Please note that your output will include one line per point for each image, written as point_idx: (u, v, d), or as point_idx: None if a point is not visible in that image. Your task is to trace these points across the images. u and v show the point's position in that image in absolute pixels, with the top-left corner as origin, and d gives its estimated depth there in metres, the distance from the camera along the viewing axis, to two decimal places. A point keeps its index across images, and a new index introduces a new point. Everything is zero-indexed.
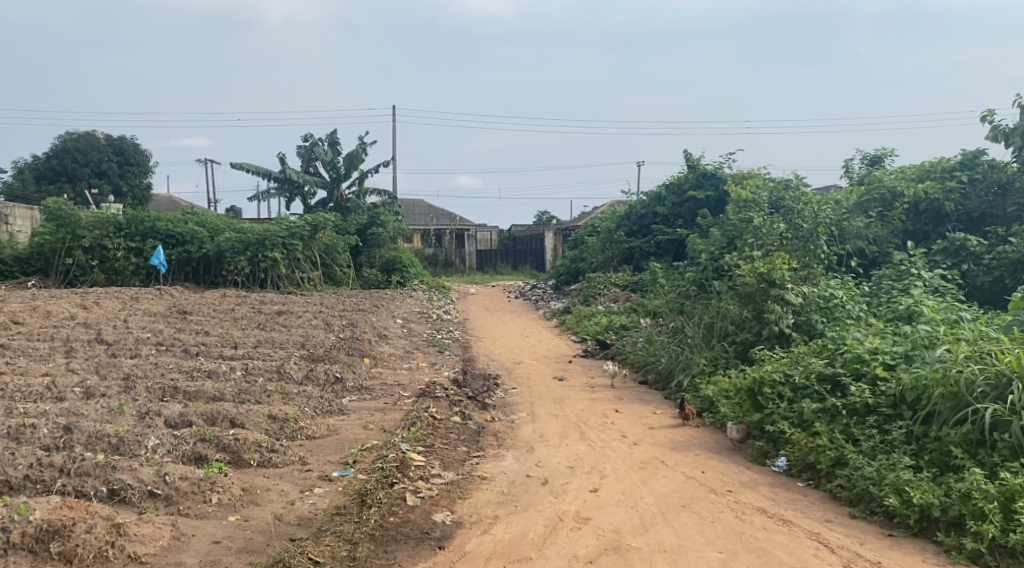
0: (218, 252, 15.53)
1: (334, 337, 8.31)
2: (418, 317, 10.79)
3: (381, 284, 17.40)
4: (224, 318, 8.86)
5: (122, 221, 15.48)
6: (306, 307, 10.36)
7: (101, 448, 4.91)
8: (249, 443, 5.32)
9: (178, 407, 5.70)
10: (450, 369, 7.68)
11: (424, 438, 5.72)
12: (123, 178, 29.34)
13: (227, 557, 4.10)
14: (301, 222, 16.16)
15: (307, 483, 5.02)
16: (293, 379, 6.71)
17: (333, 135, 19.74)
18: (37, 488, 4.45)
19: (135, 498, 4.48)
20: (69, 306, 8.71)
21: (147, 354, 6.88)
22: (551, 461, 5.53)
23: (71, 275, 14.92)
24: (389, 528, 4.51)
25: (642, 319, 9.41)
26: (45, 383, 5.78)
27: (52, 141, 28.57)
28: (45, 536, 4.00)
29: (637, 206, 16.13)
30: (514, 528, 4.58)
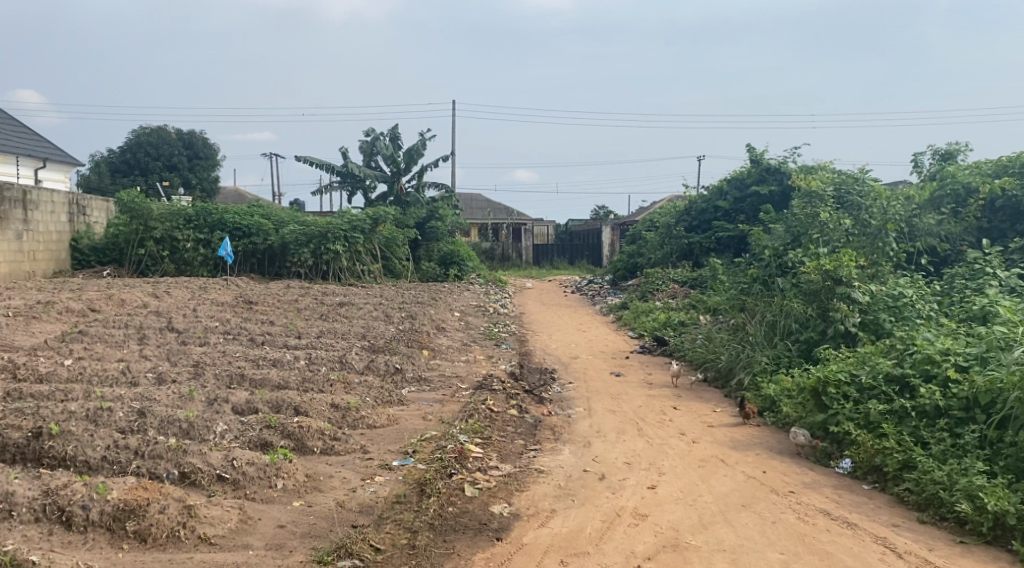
0: (283, 244, 15.96)
1: (393, 329, 8.38)
2: (475, 311, 10.83)
3: (438, 279, 17.53)
4: (287, 309, 9.04)
5: (191, 214, 15.92)
6: (366, 299, 10.50)
7: (173, 432, 5.08)
8: (312, 430, 5.44)
9: (244, 394, 5.84)
10: (507, 362, 7.68)
11: (481, 430, 5.76)
12: (192, 171, 30.26)
13: (292, 541, 4.33)
14: (362, 216, 16.47)
15: (369, 471, 5.14)
16: (354, 369, 6.79)
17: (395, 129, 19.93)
18: (113, 469, 4.67)
19: (204, 482, 4.70)
20: (141, 295, 8.98)
21: (215, 342, 7.04)
22: (608, 456, 5.50)
23: (142, 266, 15.37)
24: (447, 518, 4.65)
25: (701, 316, 9.26)
26: (120, 368, 5.95)
27: (127, 136, 29.60)
28: (121, 515, 4.32)
29: (697, 201, 15.90)
30: (572, 522, 4.61)
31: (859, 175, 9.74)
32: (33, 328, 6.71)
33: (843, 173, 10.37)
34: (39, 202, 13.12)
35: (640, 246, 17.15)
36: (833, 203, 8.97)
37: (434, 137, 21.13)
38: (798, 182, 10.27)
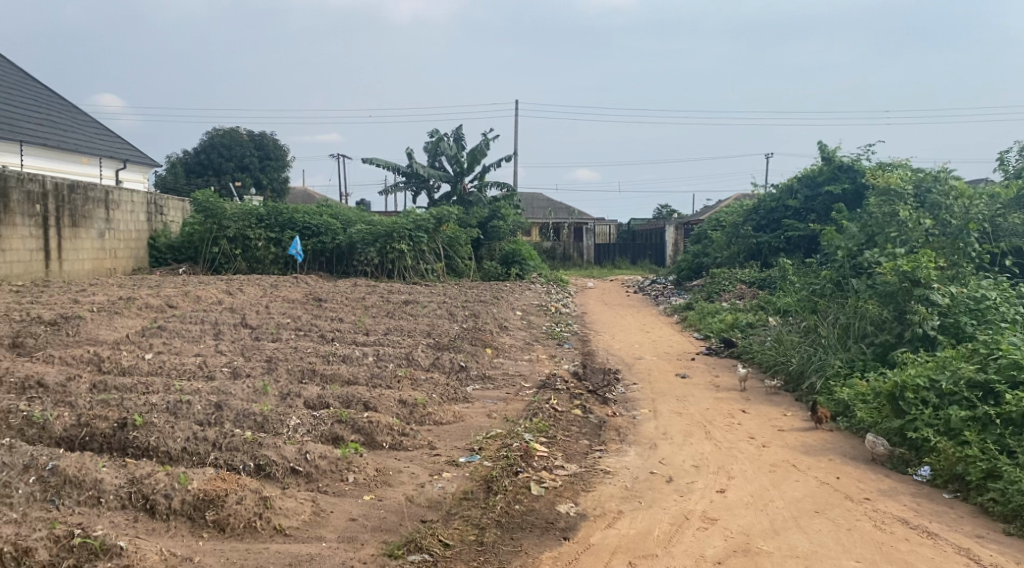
0: (350, 243, 16.24)
1: (457, 327, 8.46)
2: (538, 310, 10.85)
3: (500, 278, 17.67)
4: (355, 307, 9.22)
5: (263, 214, 16.36)
6: (430, 298, 10.62)
7: (249, 425, 5.23)
8: (382, 425, 5.53)
9: (315, 389, 5.97)
10: (571, 362, 7.67)
11: (546, 429, 5.77)
12: (263, 172, 31.09)
13: (363, 534, 4.43)
14: (426, 217, 16.66)
15: (436, 467, 5.21)
16: (420, 366, 6.87)
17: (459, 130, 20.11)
18: (193, 459, 4.84)
19: (279, 474, 4.84)
20: (216, 292, 9.25)
21: (287, 338, 7.20)
22: (675, 459, 5.44)
23: (216, 263, 15.69)
24: (514, 516, 4.69)
25: (770, 317, 9.08)
26: (197, 363, 6.14)
27: (202, 137, 30.58)
28: (201, 504, 4.48)
29: (765, 200, 15.66)
30: (639, 523, 4.58)
31: (941, 173, 9.39)
32: (116, 323, 6.98)
33: (921, 170, 10.06)
34: (120, 202, 13.58)
35: (705, 245, 16.92)
36: (912, 201, 8.71)
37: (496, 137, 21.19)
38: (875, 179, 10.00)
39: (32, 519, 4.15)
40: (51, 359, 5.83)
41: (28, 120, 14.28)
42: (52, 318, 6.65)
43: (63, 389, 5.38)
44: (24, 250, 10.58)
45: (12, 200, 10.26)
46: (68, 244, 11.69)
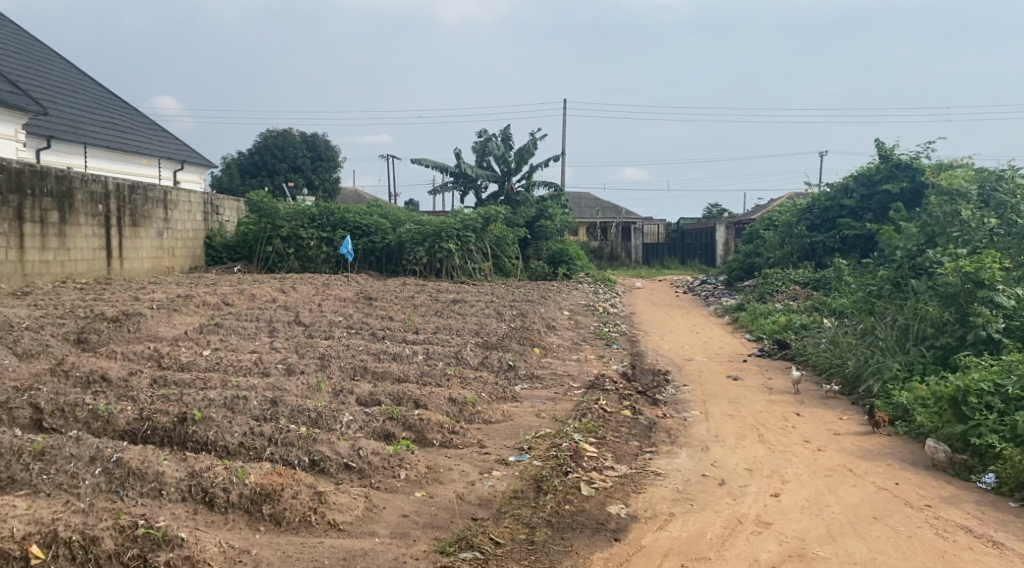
0: (399, 242, 16.38)
1: (505, 327, 8.47)
2: (585, 310, 10.80)
3: (547, 277, 17.66)
4: (404, 305, 9.31)
5: (315, 213, 16.60)
6: (478, 297, 10.65)
7: (303, 421, 5.33)
8: (432, 423, 5.58)
9: (367, 386, 6.05)
10: (620, 363, 7.62)
11: (596, 430, 5.74)
12: (315, 172, 31.55)
13: (415, 531, 4.47)
14: (474, 216, 16.74)
15: (487, 466, 5.23)
16: (469, 365, 6.91)
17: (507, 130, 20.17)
18: (250, 454, 4.96)
19: (333, 469, 4.93)
20: (270, 290, 9.44)
21: (339, 336, 7.31)
22: (728, 462, 5.37)
23: (270, 262, 15.98)
24: (565, 516, 4.68)
25: (825, 319, 8.88)
26: (253, 359, 6.27)
27: (256, 139, 31.25)
28: (258, 498, 4.58)
29: (820, 199, 15.38)
30: (691, 526, 4.54)
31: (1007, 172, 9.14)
32: (175, 320, 7.17)
33: (985, 169, 9.78)
34: (178, 202, 13.92)
35: (757, 245, 16.65)
36: (976, 201, 8.49)
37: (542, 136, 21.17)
38: (936, 178, 9.76)
39: (99, 509, 4.31)
40: (114, 355, 6.02)
41: (92, 123, 14.78)
42: (114, 314, 6.86)
43: (125, 383, 5.56)
44: (88, 248, 10.86)
45: (77, 200, 10.55)
46: (128, 243, 12.05)
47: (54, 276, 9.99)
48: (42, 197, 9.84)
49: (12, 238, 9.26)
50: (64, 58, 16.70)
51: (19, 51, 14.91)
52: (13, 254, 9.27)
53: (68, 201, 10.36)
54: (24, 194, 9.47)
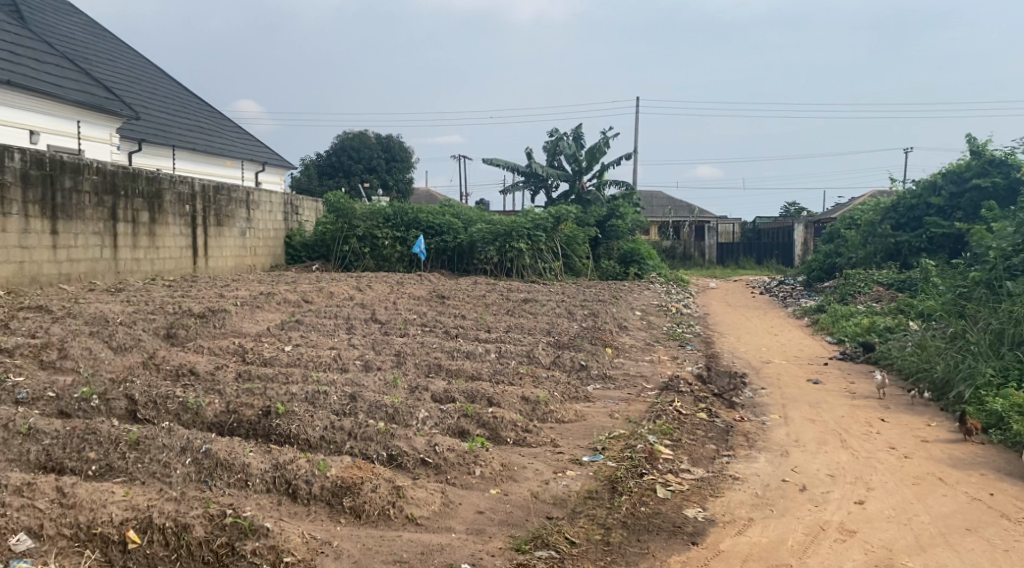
0: (470, 242, 16.55)
1: (577, 326, 8.46)
2: (657, 310, 10.70)
3: (618, 277, 17.75)
4: (477, 304, 9.40)
5: (390, 214, 16.75)
6: (550, 296, 10.66)
7: (381, 416, 5.45)
8: (506, 421, 5.62)
9: (442, 383, 6.13)
10: (694, 364, 7.52)
11: (671, 431, 5.68)
12: (389, 174, 32.16)
13: (490, 528, 4.51)
14: (545, 216, 16.80)
15: (560, 465, 5.23)
16: (541, 364, 6.92)
17: (578, 129, 20.13)
18: (330, 447, 5.10)
19: (410, 464, 5.02)
20: (347, 288, 9.67)
21: (414, 333, 7.43)
22: (809, 467, 5.23)
23: (347, 260, 16.27)
24: (640, 518, 4.65)
25: (910, 321, 8.55)
26: (332, 355, 6.43)
27: (334, 140, 32.19)
28: (338, 491, 4.69)
29: (905, 197, 14.86)
30: (772, 532, 4.44)
31: None
32: (258, 317, 7.42)
33: None
34: (260, 203, 14.39)
35: (838, 246, 16.18)
36: None
37: (614, 135, 21.04)
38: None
39: (190, 498, 4.50)
40: (201, 350, 6.27)
41: (180, 127, 15.44)
42: (201, 311, 7.14)
43: (212, 376, 5.78)
44: (176, 247, 11.34)
45: (166, 201, 11.02)
46: (213, 242, 12.52)
47: (145, 273, 10.47)
48: (134, 198, 10.31)
49: (107, 237, 9.72)
50: (154, 65, 17.53)
51: (114, 59, 15.73)
52: (108, 252, 9.74)
53: (158, 201, 10.83)
54: (118, 195, 9.93)
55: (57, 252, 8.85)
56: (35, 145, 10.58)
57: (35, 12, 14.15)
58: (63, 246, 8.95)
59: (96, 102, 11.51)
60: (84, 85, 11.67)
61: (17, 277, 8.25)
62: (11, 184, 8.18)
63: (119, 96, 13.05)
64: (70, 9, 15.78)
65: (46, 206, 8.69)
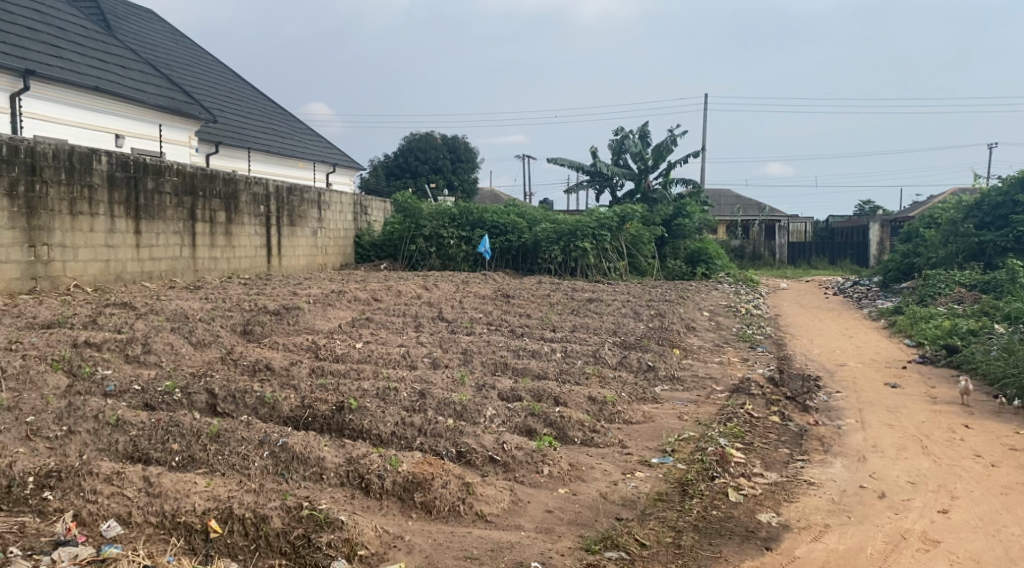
0: (535, 242, 16.58)
1: (643, 327, 8.39)
2: (726, 311, 10.53)
3: (684, 276, 17.52)
4: (542, 303, 9.41)
5: (455, 213, 16.98)
6: (615, 296, 10.61)
7: (449, 414, 5.52)
8: (573, 421, 5.62)
9: (509, 382, 6.16)
10: (765, 366, 7.37)
11: (742, 435, 5.59)
12: (455, 174, 32.46)
13: (559, 527, 4.51)
14: (611, 215, 16.73)
15: (629, 466, 5.20)
16: (608, 364, 6.89)
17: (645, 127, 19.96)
18: (401, 443, 5.19)
19: (479, 461, 5.06)
20: (414, 287, 9.81)
21: (480, 332, 7.48)
22: (888, 474, 5.06)
23: (414, 260, 16.42)
24: (712, 521, 4.58)
25: (996, 324, 8.19)
26: (401, 352, 6.53)
27: (401, 142, 32.80)
28: (410, 486, 4.75)
29: (990, 194, 14.27)
30: (850, 539, 4.32)
31: None
32: (329, 314, 7.60)
33: None
34: (331, 203, 14.72)
35: (916, 246, 15.60)
36: None
37: (682, 133, 20.76)
38: None
39: (268, 489, 4.64)
40: (276, 346, 6.46)
41: (255, 130, 15.91)
42: (276, 308, 7.36)
43: (287, 372, 5.94)
44: (251, 245, 11.72)
45: (242, 201, 11.39)
46: (286, 242, 12.88)
47: (221, 271, 10.87)
48: (212, 198, 10.68)
49: (186, 237, 10.10)
50: (230, 69, 18.12)
51: (192, 64, 16.32)
52: (187, 251, 10.12)
53: (234, 202, 11.19)
54: (197, 196, 10.30)
55: (140, 251, 9.23)
56: (121, 148, 11.10)
57: (121, 21, 14.82)
58: (146, 245, 9.33)
59: (177, 106, 11.96)
60: (166, 90, 12.15)
61: (103, 275, 8.64)
62: (98, 185, 8.55)
63: (198, 101, 13.54)
64: (153, 17, 16.46)
65: (130, 206, 9.06)
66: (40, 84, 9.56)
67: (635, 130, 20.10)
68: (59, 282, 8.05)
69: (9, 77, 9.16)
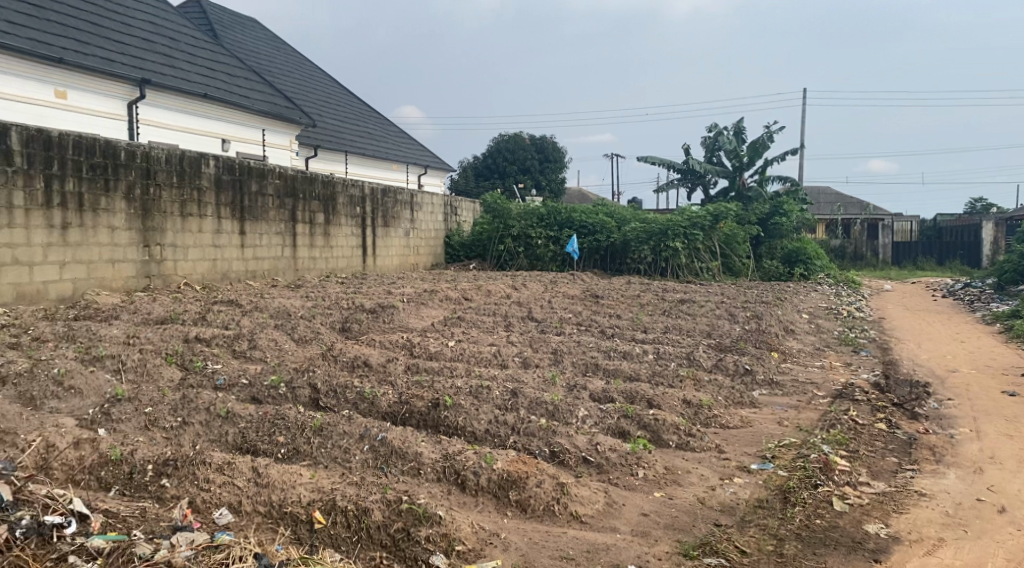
0: (624, 241, 16.45)
1: (738, 329, 8.20)
2: (826, 313, 10.17)
3: (781, 277, 17.04)
4: (632, 304, 9.33)
5: (543, 213, 17.05)
6: (708, 297, 10.41)
7: (542, 413, 5.54)
8: (668, 424, 5.55)
9: (601, 383, 6.14)
10: (869, 372, 7.08)
11: (846, 442, 5.40)
12: (543, 174, 32.58)
13: (656, 531, 4.46)
14: (704, 213, 16.42)
15: (727, 471, 5.09)
16: (702, 366, 6.77)
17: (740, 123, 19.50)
18: (495, 441, 5.24)
19: (573, 462, 5.06)
20: (505, 287, 9.89)
21: (571, 332, 7.47)
22: (1008, 487, 4.79)
23: (501, 260, 16.57)
24: (816, 530, 4.43)
25: None
26: (493, 351, 6.60)
27: (491, 143, 33.22)
28: (504, 484, 4.79)
29: None
30: (967, 556, 4.11)
31: None
32: (422, 313, 7.76)
33: None
34: (423, 204, 14.99)
35: None
36: None
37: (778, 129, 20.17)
38: None
39: (368, 483, 4.76)
40: (372, 343, 6.64)
41: (351, 133, 16.38)
42: (372, 306, 7.56)
43: (383, 368, 6.10)
44: (348, 246, 12.10)
45: (339, 203, 11.75)
46: (380, 242, 13.21)
47: (320, 271, 11.27)
48: (312, 200, 11.05)
49: (287, 238, 10.50)
50: (329, 75, 18.71)
51: (292, 70, 16.95)
52: (288, 252, 10.51)
53: (332, 204, 11.55)
54: (297, 198, 10.68)
55: (245, 251, 9.65)
56: (227, 152, 11.62)
57: (229, 30, 15.54)
58: (250, 245, 9.75)
59: (279, 112, 12.43)
60: (268, 96, 12.63)
61: (211, 273, 9.10)
62: (206, 188, 8.98)
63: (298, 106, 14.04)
64: (256, 25, 17.18)
65: (236, 208, 9.48)
66: (154, 92, 10.10)
67: (729, 126, 19.67)
68: (170, 279, 8.51)
69: (126, 86, 9.71)
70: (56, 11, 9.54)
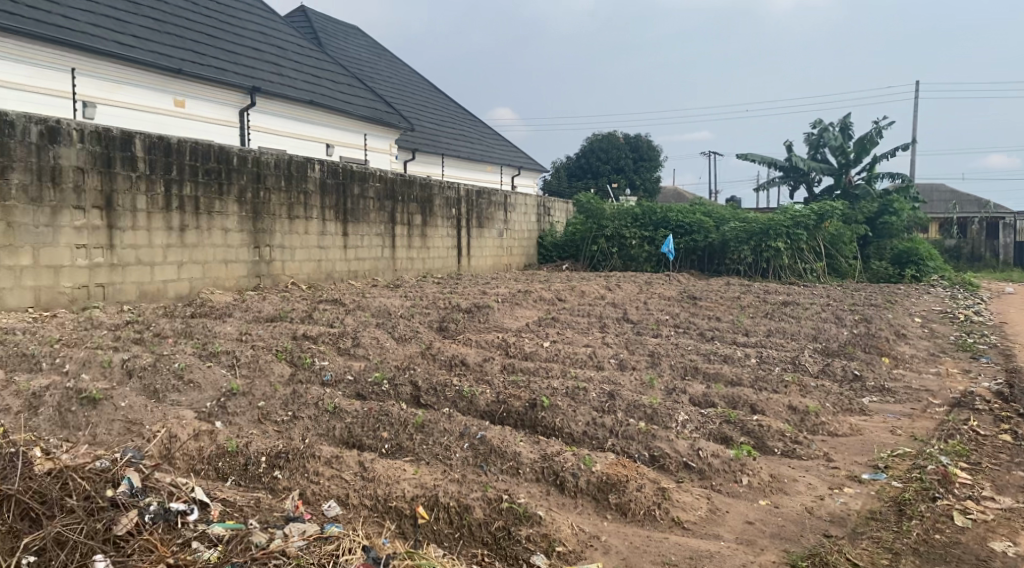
0: (723, 241, 16.10)
1: (845, 333, 7.91)
2: (941, 317, 9.65)
3: (892, 278, 16.25)
4: (731, 306, 9.13)
5: (638, 213, 16.87)
6: (812, 299, 10.07)
7: (640, 416, 5.50)
8: (773, 430, 5.41)
9: (701, 387, 6.05)
10: (991, 380, 6.68)
11: (967, 454, 5.13)
12: (637, 173, 32.16)
13: (763, 540, 4.35)
14: (808, 212, 15.86)
15: (836, 480, 4.92)
16: (808, 371, 6.56)
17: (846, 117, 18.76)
18: (593, 443, 5.23)
19: (673, 467, 5.00)
20: (599, 287, 9.86)
21: (668, 334, 7.39)
22: None
23: (595, 260, 16.58)
24: (935, 546, 4.22)
25: None
26: (589, 353, 6.60)
27: (585, 143, 33.27)
28: (604, 486, 4.78)
29: None
30: None
31: None
32: (517, 313, 7.83)
33: None
34: (516, 205, 15.07)
35: None
36: None
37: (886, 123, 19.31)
38: None
39: (469, 480, 4.83)
40: (470, 342, 6.75)
41: (447, 136, 16.66)
42: (468, 306, 7.69)
43: (481, 368, 6.19)
44: (443, 247, 12.32)
45: (436, 205, 11.97)
46: (475, 243, 13.41)
47: (417, 271, 11.53)
48: (410, 202, 11.30)
49: (387, 239, 10.78)
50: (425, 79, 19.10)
51: (391, 75, 17.38)
52: (388, 252, 10.80)
53: (429, 206, 11.78)
54: (396, 201, 10.94)
55: (347, 251, 9.98)
56: (330, 157, 12.02)
57: (332, 38, 16.08)
58: (352, 246, 10.07)
59: (379, 117, 12.77)
60: (370, 102, 13.01)
61: (316, 273, 9.45)
62: (312, 192, 9.33)
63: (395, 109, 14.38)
64: (358, 33, 17.72)
65: (339, 210, 9.81)
66: (264, 100, 10.56)
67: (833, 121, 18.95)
68: (279, 279, 8.89)
69: (239, 94, 10.20)
70: (174, 25, 10.13)
